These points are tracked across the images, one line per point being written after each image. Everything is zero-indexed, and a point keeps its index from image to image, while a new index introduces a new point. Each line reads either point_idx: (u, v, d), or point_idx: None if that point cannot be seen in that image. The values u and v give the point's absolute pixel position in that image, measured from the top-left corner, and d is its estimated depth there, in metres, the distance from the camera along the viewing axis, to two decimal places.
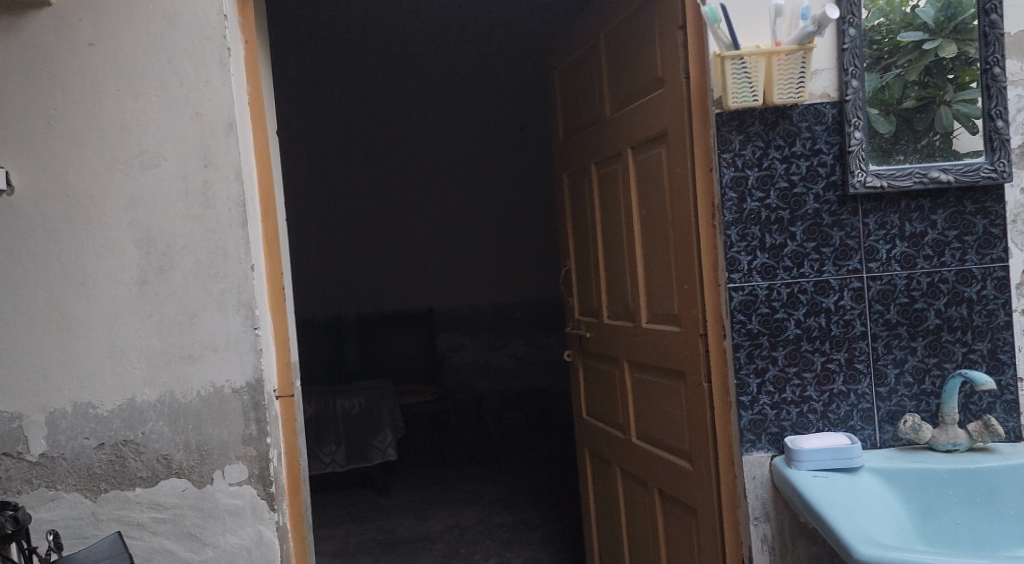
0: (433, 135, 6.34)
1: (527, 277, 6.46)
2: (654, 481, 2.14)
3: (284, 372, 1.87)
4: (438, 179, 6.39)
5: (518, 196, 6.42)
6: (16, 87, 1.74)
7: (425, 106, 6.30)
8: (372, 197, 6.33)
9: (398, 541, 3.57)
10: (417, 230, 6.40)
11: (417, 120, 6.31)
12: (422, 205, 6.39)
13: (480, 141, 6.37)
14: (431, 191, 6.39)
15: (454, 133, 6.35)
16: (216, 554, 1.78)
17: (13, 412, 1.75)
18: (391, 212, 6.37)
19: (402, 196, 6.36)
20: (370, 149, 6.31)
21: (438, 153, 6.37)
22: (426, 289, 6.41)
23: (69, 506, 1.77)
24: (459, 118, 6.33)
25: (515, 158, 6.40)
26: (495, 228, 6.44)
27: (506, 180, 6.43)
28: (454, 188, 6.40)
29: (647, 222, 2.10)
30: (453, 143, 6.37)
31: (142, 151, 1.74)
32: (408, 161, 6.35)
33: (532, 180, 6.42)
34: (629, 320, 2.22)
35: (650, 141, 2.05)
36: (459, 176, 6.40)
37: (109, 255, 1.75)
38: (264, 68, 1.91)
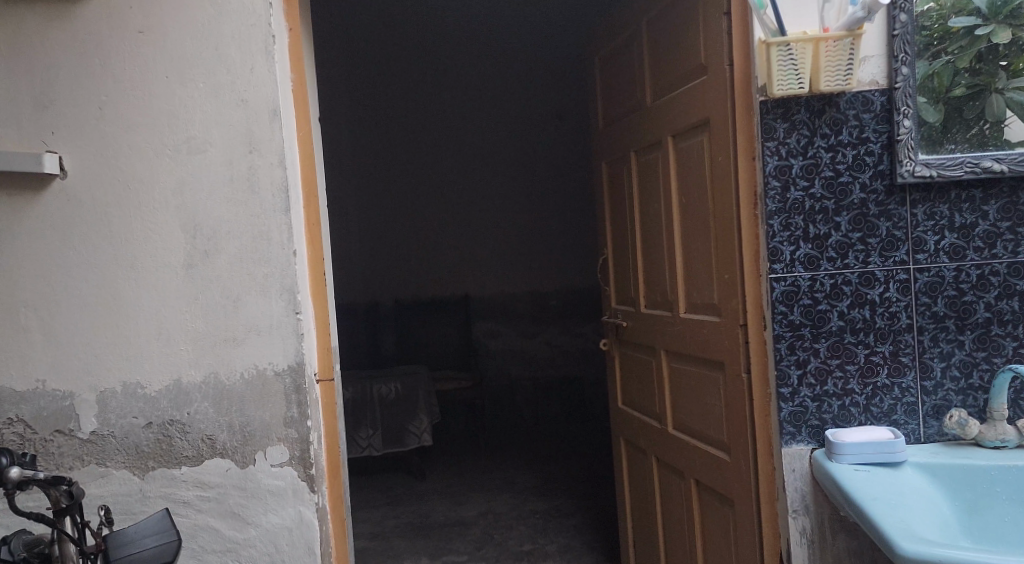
0: (468, 124, 6.36)
1: (561, 266, 6.46)
2: (690, 472, 2.13)
3: (325, 355, 1.89)
4: (473, 168, 6.41)
5: (553, 186, 6.42)
6: (69, 73, 1.77)
7: (462, 94, 6.32)
8: (408, 186, 6.39)
9: (432, 525, 3.62)
10: (452, 218, 6.44)
11: (454, 109, 6.34)
12: (457, 194, 6.43)
13: (516, 130, 6.38)
14: (466, 179, 6.42)
15: (489, 122, 6.37)
16: (258, 533, 1.82)
17: (66, 390, 1.80)
18: (426, 200, 6.41)
19: (438, 184, 6.41)
20: (407, 138, 6.35)
21: (473, 142, 6.39)
22: (462, 276, 6.45)
23: (118, 483, 1.82)
24: (495, 106, 6.35)
25: (550, 148, 6.40)
26: (530, 217, 6.45)
27: (542, 169, 6.42)
28: (489, 178, 6.43)
29: (687, 211, 2.07)
30: (488, 132, 6.38)
31: (190, 137, 1.77)
32: (444, 150, 6.39)
33: (567, 170, 6.41)
34: (667, 310, 2.20)
35: (692, 129, 2.02)
36: (493, 165, 6.41)
37: (157, 238, 1.78)
38: (308, 55, 1.93)
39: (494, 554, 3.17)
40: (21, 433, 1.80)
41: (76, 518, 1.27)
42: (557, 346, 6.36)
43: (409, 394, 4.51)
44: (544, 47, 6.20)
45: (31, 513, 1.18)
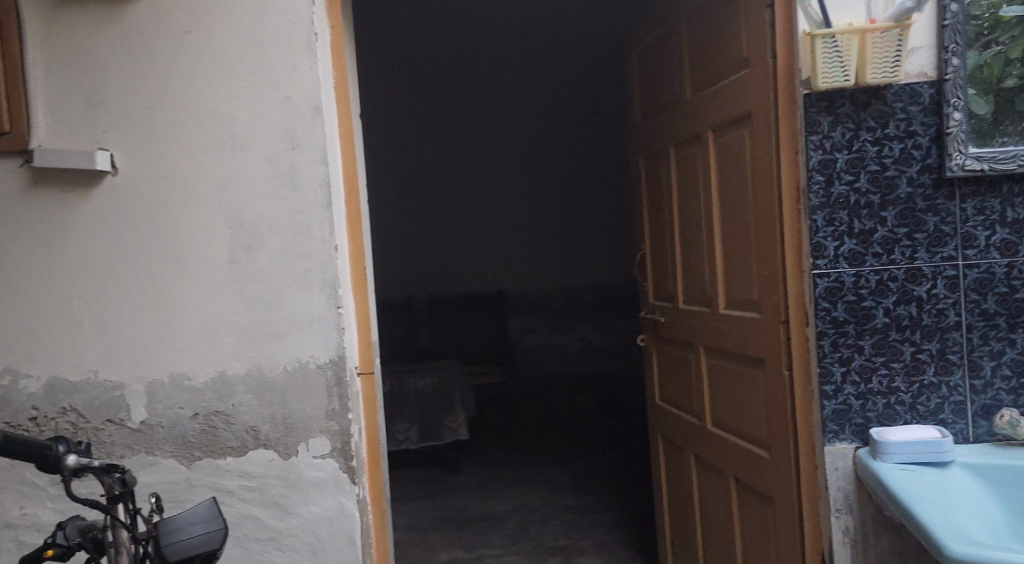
0: (504, 121, 6.43)
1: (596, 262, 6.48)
2: (729, 469, 2.10)
3: (365, 349, 1.92)
4: (508, 164, 6.48)
5: (588, 183, 6.46)
6: (117, 71, 1.80)
7: (497, 91, 6.38)
8: (443, 183, 6.47)
9: (468, 518, 3.64)
10: (487, 215, 6.51)
11: (489, 106, 6.41)
12: (492, 190, 6.51)
13: (550, 127, 6.42)
14: (501, 176, 6.49)
15: (524, 119, 6.41)
16: (300, 523, 1.85)
17: (116, 381, 1.84)
18: (462, 196, 6.48)
19: (473, 181, 6.49)
20: (442, 135, 6.42)
21: (508, 139, 6.45)
22: (499, 271, 6.51)
23: (166, 471, 1.86)
24: (530, 103, 6.40)
25: (584, 144, 6.43)
26: (564, 213, 6.50)
27: (576, 165, 6.46)
28: (524, 174, 6.48)
29: (728, 206, 2.03)
30: (524, 128, 6.43)
31: (234, 134, 1.80)
32: (479, 147, 6.46)
33: (602, 166, 6.44)
34: (706, 305, 2.18)
35: (732, 123, 1.99)
36: (528, 161, 6.47)
37: (203, 234, 1.82)
38: (349, 51, 1.95)
39: (530, 548, 3.18)
40: (74, 423, 1.85)
41: (129, 506, 1.31)
42: (591, 342, 6.33)
43: (444, 389, 4.54)
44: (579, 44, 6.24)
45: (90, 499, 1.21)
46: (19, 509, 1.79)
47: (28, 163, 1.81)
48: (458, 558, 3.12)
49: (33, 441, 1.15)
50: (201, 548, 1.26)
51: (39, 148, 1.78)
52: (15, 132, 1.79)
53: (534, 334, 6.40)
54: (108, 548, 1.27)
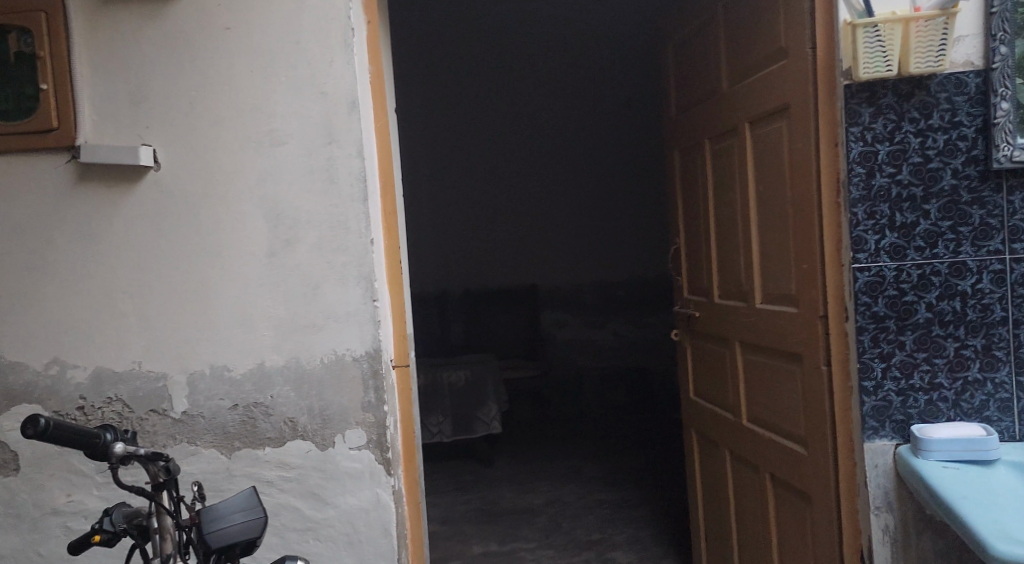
0: (537, 118, 6.56)
1: (627, 258, 6.58)
2: (765, 466, 2.08)
3: (400, 342, 1.94)
4: (541, 161, 6.61)
5: (619, 179, 6.58)
6: (159, 68, 1.83)
7: (532, 87, 6.51)
8: (478, 178, 6.64)
9: (502, 511, 3.66)
10: (520, 210, 6.64)
11: (522, 104, 6.55)
12: (525, 186, 6.63)
13: (583, 124, 6.56)
14: (533, 172, 6.62)
15: (557, 116, 6.55)
16: (337, 513, 1.87)
17: (159, 371, 1.87)
18: (496, 193, 6.63)
19: (507, 177, 6.63)
20: (477, 133, 6.59)
21: (540, 133, 6.59)
22: (533, 267, 6.61)
23: (207, 461, 1.88)
24: (563, 101, 6.53)
25: (616, 142, 6.55)
26: (595, 210, 6.61)
27: (608, 162, 6.58)
28: (556, 171, 6.61)
29: (764, 199, 2.01)
30: (556, 125, 6.57)
31: (273, 129, 1.83)
32: (512, 141, 6.60)
33: (633, 163, 6.55)
34: (741, 300, 2.15)
35: (769, 116, 1.96)
36: (561, 158, 6.60)
37: (241, 227, 1.85)
38: (385, 46, 1.97)
39: (563, 542, 3.18)
40: (120, 412, 1.87)
41: (172, 493, 1.30)
42: (623, 337, 6.37)
43: (476, 382, 4.58)
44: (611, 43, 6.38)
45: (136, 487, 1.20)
46: (67, 496, 1.84)
47: (75, 159, 1.85)
48: (492, 552, 3.13)
49: (79, 428, 1.15)
50: (242, 536, 1.25)
51: (85, 144, 1.81)
52: (62, 128, 1.83)
53: (566, 328, 6.50)
54: (153, 534, 1.29)
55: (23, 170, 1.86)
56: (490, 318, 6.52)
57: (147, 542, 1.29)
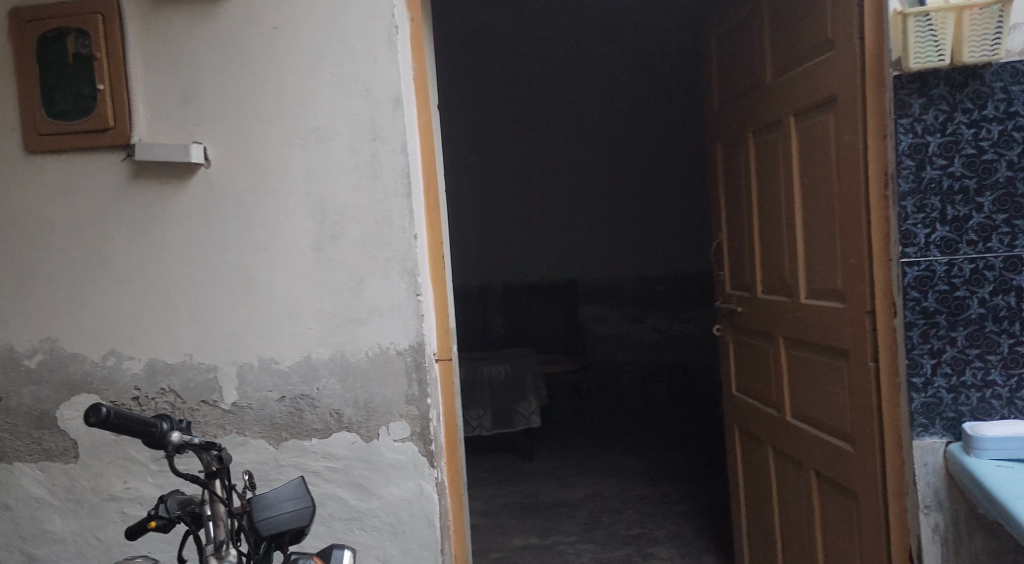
0: (575, 114, 6.56)
1: (665, 254, 6.58)
2: (810, 463, 2.05)
3: (443, 336, 1.97)
4: (579, 155, 6.62)
5: (658, 175, 6.56)
6: (210, 68, 1.88)
7: (572, 81, 6.53)
8: (517, 173, 6.66)
9: (542, 505, 3.68)
10: (558, 205, 6.65)
11: (560, 100, 6.56)
12: (563, 183, 6.65)
13: (621, 120, 6.54)
14: (571, 168, 6.63)
15: (595, 112, 6.55)
16: (381, 504, 1.90)
17: (209, 363, 1.92)
18: (534, 189, 6.67)
19: (545, 174, 6.66)
20: (515, 129, 6.62)
21: (580, 127, 6.59)
22: (572, 261, 6.66)
23: (255, 451, 1.92)
24: (601, 97, 6.53)
25: (655, 138, 6.52)
26: (633, 206, 6.60)
27: (647, 158, 6.55)
28: (595, 167, 6.62)
29: (810, 192, 1.98)
30: (595, 121, 6.57)
31: (318, 126, 1.86)
32: (552, 136, 6.62)
33: (673, 158, 6.52)
34: (785, 295, 2.13)
35: (815, 108, 1.93)
36: (599, 154, 6.60)
37: (288, 223, 1.88)
38: (427, 42, 1.99)
39: (604, 536, 3.18)
40: (172, 403, 1.93)
41: (225, 480, 1.30)
42: (665, 331, 6.42)
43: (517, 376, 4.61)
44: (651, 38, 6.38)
45: (189, 475, 1.21)
46: (123, 483, 1.91)
47: (130, 156, 1.90)
48: (532, 544, 3.14)
49: (135, 419, 1.17)
50: (290, 525, 1.23)
51: (139, 142, 1.86)
52: (117, 127, 1.88)
53: (608, 324, 6.52)
54: (206, 522, 1.27)
55: (81, 168, 1.92)
56: (529, 313, 6.56)
57: (200, 529, 1.28)
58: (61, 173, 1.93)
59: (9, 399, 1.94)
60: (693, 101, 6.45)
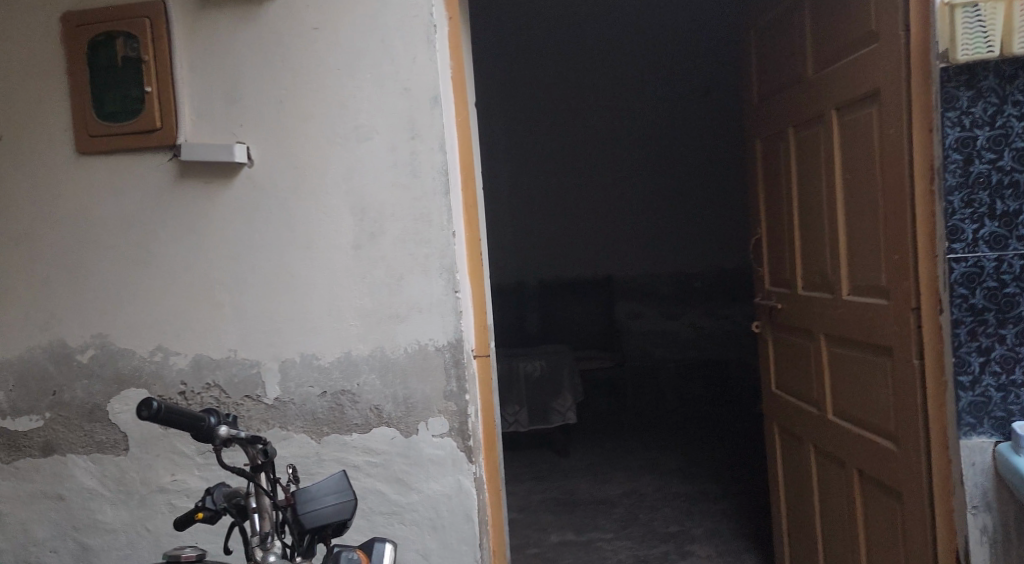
0: (610, 110, 6.56)
1: (699, 251, 6.53)
2: (852, 462, 2.02)
3: (482, 333, 1.99)
4: (613, 151, 6.60)
5: (693, 172, 6.51)
6: (253, 68, 1.91)
7: (608, 77, 6.52)
8: (551, 168, 6.65)
9: (578, 501, 3.68)
10: (592, 201, 6.64)
11: (593, 97, 6.55)
12: (596, 180, 6.63)
13: (656, 116, 6.53)
14: (604, 165, 6.62)
15: (629, 109, 6.54)
16: (421, 498, 1.92)
17: (252, 359, 1.96)
18: (567, 186, 6.65)
19: (578, 171, 6.64)
20: (547, 126, 6.63)
21: (615, 122, 6.57)
22: (606, 257, 6.63)
23: (298, 445, 1.95)
24: (636, 92, 6.51)
25: (690, 134, 6.49)
26: (667, 203, 6.56)
27: (683, 153, 6.52)
28: (628, 163, 6.60)
29: (852, 187, 1.94)
30: (629, 118, 6.55)
31: (358, 125, 1.88)
32: (587, 131, 6.60)
33: (708, 155, 6.48)
34: (827, 292, 2.10)
35: (858, 102, 1.90)
36: (633, 150, 6.58)
37: (330, 221, 1.91)
38: (465, 41, 2.01)
39: (641, 533, 3.18)
40: (217, 398, 1.97)
41: (270, 474, 1.30)
42: (702, 329, 6.39)
43: (553, 372, 4.61)
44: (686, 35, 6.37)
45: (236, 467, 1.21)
46: (171, 475, 1.96)
47: (176, 157, 1.95)
48: (569, 540, 3.15)
49: (185, 412, 1.19)
50: (334, 518, 1.24)
51: (185, 143, 1.91)
52: (164, 128, 1.92)
53: (643, 320, 6.51)
54: (252, 513, 1.27)
55: (130, 168, 1.97)
56: (563, 309, 6.55)
57: (246, 522, 1.29)
58: (110, 174, 1.98)
59: (62, 393, 2.00)
60: (728, 97, 6.42)
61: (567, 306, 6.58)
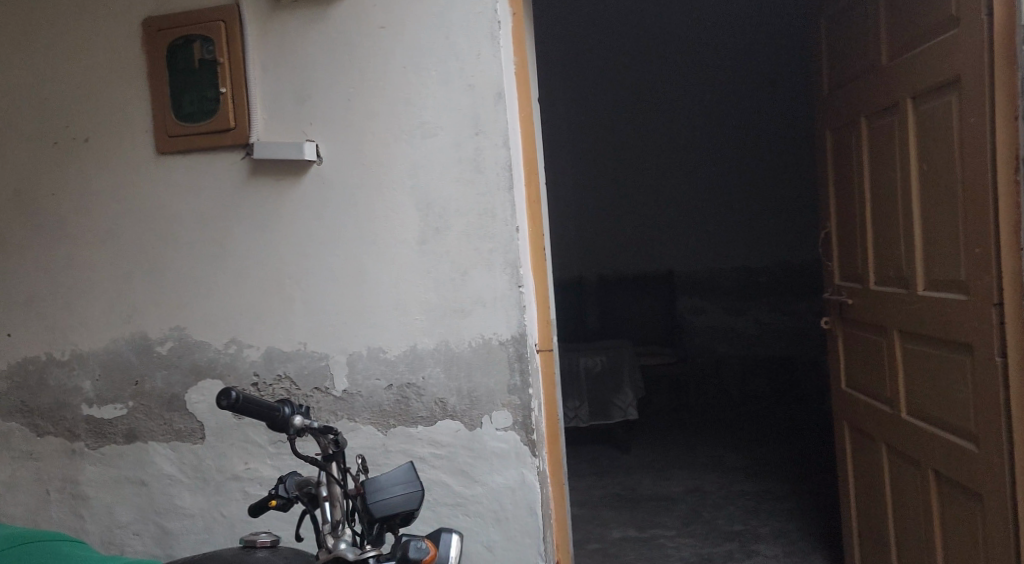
0: (671, 102, 6.51)
1: (760, 247, 6.40)
2: (928, 462, 1.95)
3: (545, 328, 2.00)
4: (674, 143, 6.53)
5: (753, 166, 6.40)
6: (323, 68, 1.95)
7: (669, 69, 6.48)
8: (609, 163, 6.63)
9: (639, 497, 3.67)
10: (652, 195, 6.60)
11: (654, 89, 6.53)
12: (655, 174, 6.58)
13: (717, 109, 6.44)
14: (661, 160, 6.55)
15: (687, 104, 6.48)
16: (485, 491, 1.93)
17: (321, 352, 2.01)
18: (625, 181, 6.63)
19: (635, 165, 6.61)
20: (602, 122, 6.62)
21: (676, 115, 6.51)
22: (665, 252, 6.58)
23: (365, 437, 2.00)
24: (697, 84, 6.46)
25: (751, 128, 6.38)
26: (728, 197, 6.46)
27: (747, 144, 6.40)
28: (686, 159, 6.52)
29: (930, 179, 1.88)
30: (690, 111, 6.49)
31: (423, 122, 1.91)
32: (647, 124, 6.56)
33: (770, 149, 6.35)
34: (903, 287, 2.03)
35: (937, 90, 1.83)
36: (694, 142, 6.50)
37: (396, 217, 1.94)
38: (528, 36, 2.03)
39: (705, 531, 3.14)
40: (288, 389, 2.03)
41: (341, 465, 1.31)
42: (767, 325, 6.24)
43: (614, 367, 4.59)
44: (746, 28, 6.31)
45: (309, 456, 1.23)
46: (244, 464, 2.02)
47: (248, 155, 2.01)
48: (631, 537, 3.14)
49: (261, 403, 1.21)
50: (401, 509, 1.21)
51: (258, 141, 1.96)
52: (237, 128, 1.99)
53: (706, 315, 6.45)
54: (322, 502, 1.28)
55: (204, 167, 2.04)
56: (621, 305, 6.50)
57: (317, 510, 1.29)
58: (187, 173, 2.05)
59: (143, 383, 2.09)
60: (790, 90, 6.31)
61: (625, 300, 6.51)
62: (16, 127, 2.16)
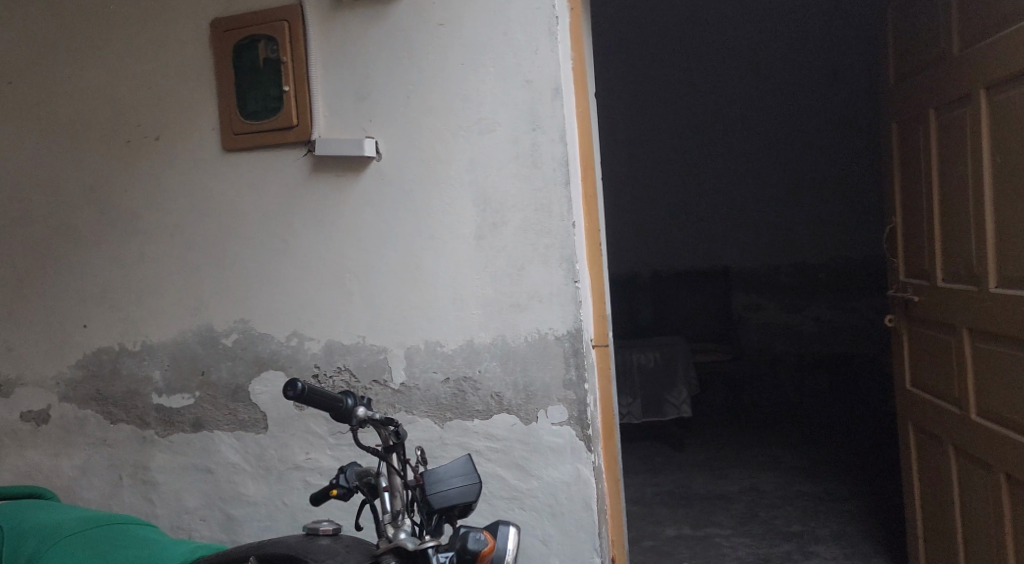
0: (724, 95, 6.42)
1: (815, 243, 6.29)
2: (999, 464, 1.88)
3: (601, 323, 2.02)
4: (727, 137, 6.44)
5: (805, 162, 6.29)
6: (384, 65, 1.98)
7: (723, 62, 6.40)
8: (661, 158, 6.58)
9: (694, 496, 3.63)
10: (704, 190, 6.51)
11: (706, 83, 6.45)
12: (707, 168, 6.50)
13: (772, 102, 6.33)
14: (714, 155, 6.48)
15: (738, 99, 6.40)
16: (540, 485, 1.94)
17: (380, 346, 2.04)
18: (675, 176, 6.56)
19: (687, 160, 6.53)
20: (650, 117, 6.58)
21: (729, 108, 6.42)
22: (717, 247, 6.49)
23: (422, 429, 2.02)
24: (751, 77, 6.36)
25: (803, 124, 6.27)
26: (783, 191, 6.34)
27: (803, 136, 6.28)
28: (739, 153, 6.43)
29: (1003, 171, 1.81)
30: (743, 103, 6.38)
31: (481, 118, 1.92)
32: (700, 117, 6.48)
33: (823, 144, 6.24)
34: (973, 284, 1.96)
35: (1012, 79, 1.76)
36: (747, 137, 6.40)
37: (453, 211, 1.96)
38: (585, 32, 2.04)
39: (762, 531, 3.09)
40: (348, 381, 2.07)
41: (400, 456, 1.32)
42: (827, 321, 6.21)
43: (667, 365, 4.56)
44: (798, 21, 6.21)
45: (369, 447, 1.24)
46: (305, 454, 2.07)
47: (310, 153, 2.05)
48: (685, 535, 3.11)
49: (324, 393, 1.24)
50: (459, 500, 1.23)
51: (319, 139, 2.00)
52: (300, 126, 2.04)
53: (763, 312, 6.39)
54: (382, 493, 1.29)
55: (267, 164, 2.10)
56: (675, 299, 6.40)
57: (376, 500, 1.30)
58: (252, 170, 2.11)
59: (209, 373, 2.16)
60: (845, 83, 6.18)
61: (682, 294, 6.39)
62: (90, 127, 2.25)
